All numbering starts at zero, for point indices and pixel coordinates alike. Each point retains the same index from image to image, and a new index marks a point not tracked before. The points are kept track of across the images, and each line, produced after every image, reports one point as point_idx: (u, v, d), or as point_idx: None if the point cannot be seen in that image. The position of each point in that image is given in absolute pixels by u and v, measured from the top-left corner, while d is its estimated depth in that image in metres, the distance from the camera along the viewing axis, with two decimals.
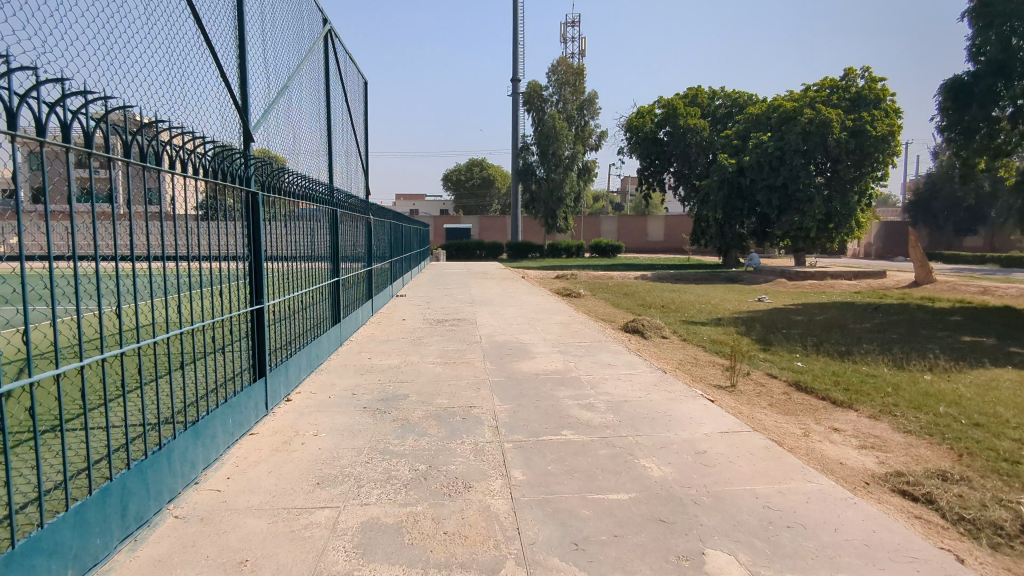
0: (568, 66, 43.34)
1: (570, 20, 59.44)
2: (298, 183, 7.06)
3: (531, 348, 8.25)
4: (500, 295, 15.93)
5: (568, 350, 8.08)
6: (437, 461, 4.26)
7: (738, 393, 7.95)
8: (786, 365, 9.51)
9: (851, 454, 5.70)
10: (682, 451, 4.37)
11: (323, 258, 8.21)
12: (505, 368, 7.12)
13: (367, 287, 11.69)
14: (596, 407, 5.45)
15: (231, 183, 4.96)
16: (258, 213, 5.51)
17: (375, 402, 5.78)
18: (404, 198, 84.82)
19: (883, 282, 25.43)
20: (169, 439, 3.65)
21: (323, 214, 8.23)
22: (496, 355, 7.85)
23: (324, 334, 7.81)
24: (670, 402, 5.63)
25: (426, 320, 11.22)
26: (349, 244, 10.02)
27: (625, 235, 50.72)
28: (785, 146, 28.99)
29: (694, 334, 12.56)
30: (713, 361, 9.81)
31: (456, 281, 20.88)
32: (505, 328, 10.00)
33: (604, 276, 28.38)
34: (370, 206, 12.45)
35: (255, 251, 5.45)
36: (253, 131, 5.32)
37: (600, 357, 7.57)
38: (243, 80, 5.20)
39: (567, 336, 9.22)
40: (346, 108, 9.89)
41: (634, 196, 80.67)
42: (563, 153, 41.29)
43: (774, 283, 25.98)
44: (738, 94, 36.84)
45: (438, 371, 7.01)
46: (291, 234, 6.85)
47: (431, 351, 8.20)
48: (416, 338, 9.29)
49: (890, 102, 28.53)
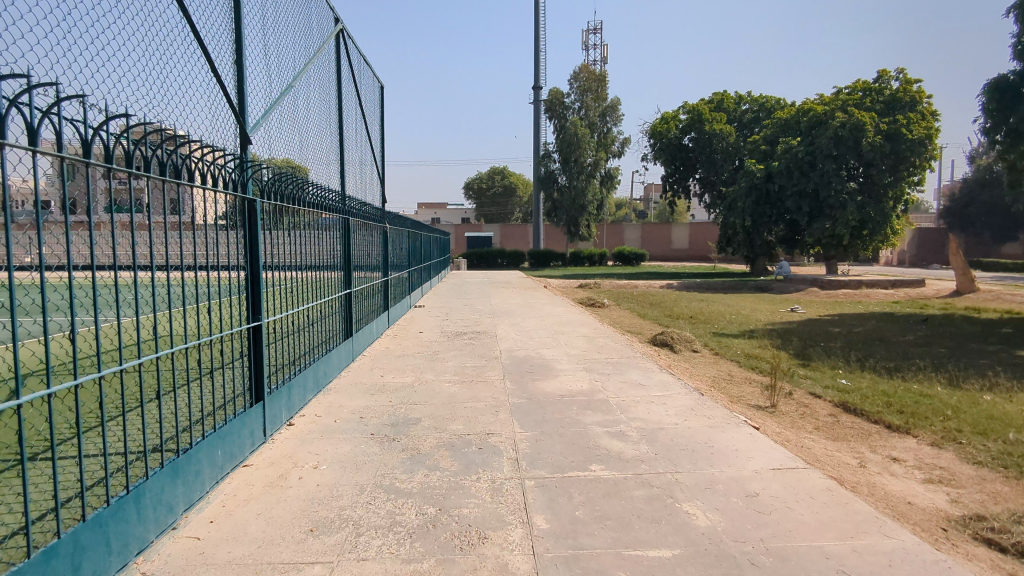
0: (590, 73, 42.88)
1: (592, 28, 59.08)
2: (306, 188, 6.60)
3: (554, 365, 7.69)
4: (521, 306, 15.41)
5: (594, 367, 7.51)
6: (448, 503, 3.74)
7: (780, 415, 7.29)
8: (830, 382, 8.76)
9: (919, 490, 5.02)
10: (730, 494, 3.78)
11: (334, 269, 7.76)
12: (526, 387, 6.58)
13: (383, 298, 11.26)
14: (628, 436, 4.87)
15: (224, 190, 4.50)
16: (257, 221, 5.01)
17: (384, 428, 5.27)
18: (426, 207, 84.83)
19: (921, 291, 24.29)
20: (139, 482, 3.21)
21: (334, 222, 7.78)
22: (517, 373, 7.32)
23: (334, 350, 7.34)
24: (711, 430, 5.02)
25: (444, 333, 10.74)
26: (364, 253, 9.61)
27: (650, 243, 49.85)
28: (816, 151, 28.08)
29: (726, 348, 11.88)
30: (749, 378, 9.15)
31: (477, 291, 20.45)
32: (526, 342, 9.47)
33: (628, 285, 27.74)
34: (386, 215, 12.03)
35: (254, 264, 4.98)
36: (251, 133, 4.89)
37: (629, 376, 6.98)
38: (241, 80, 4.79)
39: (592, 350, 8.64)
40: (360, 114, 9.54)
41: (658, 203, 79.75)
42: (585, 161, 40.73)
43: (806, 292, 25.03)
44: (766, 98, 35.92)
45: (454, 391, 6.50)
46: (300, 244, 6.37)
47: (448, 368, 7.69)
48: (432, 353, 8.79)
49: (927, 104, 27.41)
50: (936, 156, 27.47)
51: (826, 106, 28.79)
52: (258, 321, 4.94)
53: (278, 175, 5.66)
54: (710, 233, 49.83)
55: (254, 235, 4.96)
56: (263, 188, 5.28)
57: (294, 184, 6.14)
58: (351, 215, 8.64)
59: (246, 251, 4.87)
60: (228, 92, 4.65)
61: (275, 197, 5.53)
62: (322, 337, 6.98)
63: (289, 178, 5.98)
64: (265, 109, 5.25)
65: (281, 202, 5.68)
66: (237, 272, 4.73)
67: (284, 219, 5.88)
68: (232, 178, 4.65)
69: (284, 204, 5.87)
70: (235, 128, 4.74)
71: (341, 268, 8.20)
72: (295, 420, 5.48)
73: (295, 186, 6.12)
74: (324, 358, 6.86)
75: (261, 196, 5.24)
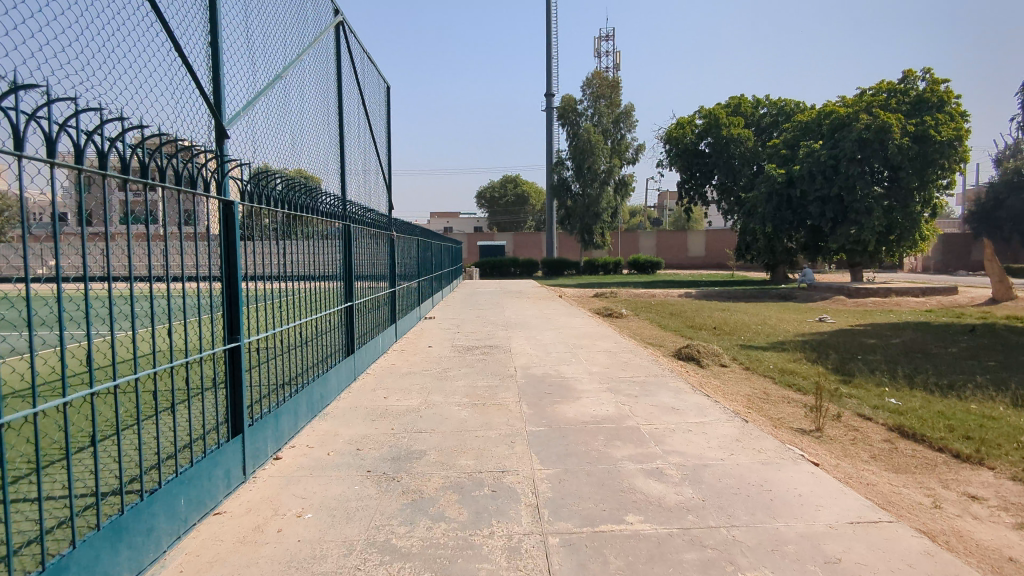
0: (603, 79, 42.28)
1: (604, 35, 58.78)
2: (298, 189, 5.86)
3: (575, 385, 6.94)
4: (536, 317, 14.70)
5: (619, 387, 6.76)
6: (453, 569, 3.04)
7: (829, 441, 6.50)
8: (879, 402, 7.95)
9: (1014, 539, 4.21)
10: (803, 558, 3.04)
11: (333, 280, 7.09)
12: (545, 412, 5.84)
13: (389, 310, 10.63)
14: (668, 477, 4.13)
15: (196, 192, 3.85)
16: (237, 227, 4.30)
17: (384, 463, 4.58)
18: (439, 217, 84.67)
19: (955, 299, 23.20)
20: (67, 554, 2.59)
21: (333, 229, 7.12)
22: (534, 394, 6.59)
23: (332, 368, 6.65)
24: (766, 469, 4.25)
25: (455, 348, 10.07)
26: (368, 262, 8.96)
27: (665, 251, 48.98)
28: (839, 154, 27.21)
29: (757, 362, 11.10)
30: (788, 397, 8.35)
31: (489, 301, 19.77)
32: (543, 358, 8.75)
33: (645, 294, 26.94)
34: (393, 221, 11.40)
35: (230, 277, 4.26)
36: (229, 126, 4.23)
37: (659, 399, 6.22)
38: (217, 67, 4.17)
39: (614, 367, 7.90)
40: (364, 115, 8.94)
41: (672, 211, 78.92)
42: (599, 167, 40.02)
43: (833, 300, 24.04)
44: (784, 102, 35.05)
45: (464, 417, 5.79)
46: (292, 253, 5.70)
47: (459, 388, 6.99)
48: (441, 371, 8.10)
49: (956, 104, 26.42)
50: (967, 158, 26.41)
51: (850, 108, 27.90)
52: (237, 342, 4.24)
53: (267, 175, 5.00)
54: (728, 240, 48.80)
55: (233, 243, 4.26)
56: (263, 195, 4.89)
57: (286, 188, 5.49)
58: (353, 222, 7.99)
59: (223, 259, 4.18)
60: (201, 83, 4.03)
61: (264, 202, 4.90)
62: (317, 354, 6.27)
63: (284, 180, 5.41)
64: (246, 103, 4.60)
65: (270, 207, 5.02)
66: (212, 283, 4.03)
67: (274, 224, 5.23)
68: (204, 178, 3.97)
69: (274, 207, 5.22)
70: (210, 121, 4.07)
71: (341, 279, 7.55)
72: (282, 454, 4.79)
73: (286, 187, 5.47)
74: (320, 380, 6.16)
75: (248, 201, 4.63)
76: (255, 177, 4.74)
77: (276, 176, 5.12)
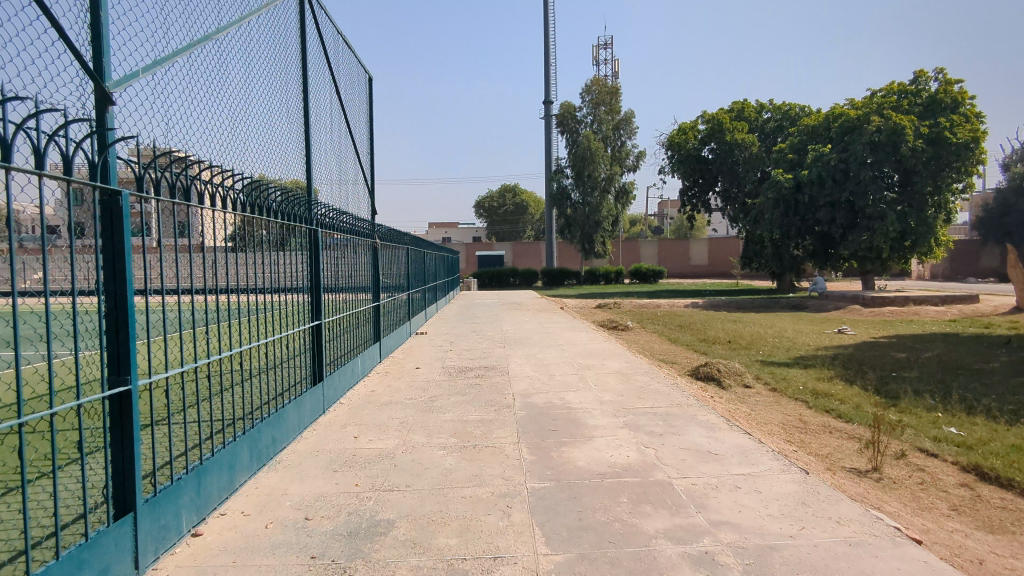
0: (602, 85, 41.48)
1: (604, 43, 58.66)
2: (274, 194, 5.60)
3: (584, 420, 5.75)
4: (537, 332, 13.54)
5: (638, 423, 5.59)
6: None
7: (895, 487, 5.31)
8: (938, 433, 6.79)
9: None
10: None
11: (297, 291, 6.09)
12: (550, 459, 4.65)
13: (374, 328, 9.55)
14: (725, 570, 2.96)
15: (50, 175, 2.64)
16: (127, 226, 3.06)
17: (335, 544, 3.40)
18: (438, 227, 83.54)
19: (978, 308, 22.03)
20: None
21: (299, 236, 6.18)
22: (536, 432, 5.40)
23: (293, 401, 5.52)
24: (858, 555, 3.07)
25: (446, 369, 8.93)
26: (345, 273, 7.90)
27: (667, 260, 47.93)
28: (849, 158, 26.25)
29: (785, 381, 9.93)
30: (830, 428, 7.21)
31: (487, 314, 18.59)
32: (547, 383, 7.61)
33: (651, 304, 25.79)
34: (379, 229, 10.35)
35: (114, 299, 3.04)
36: (116, 90, 3.12)
37: (690, 440, 5.04)
38: (97, 12, 3.06)
39: (630, 395, 6.73)
40: (338, 103, 7.85)
41: (673, 220, 77.75)
42: (599, 175, 38.99)
43: (848, 310, 22.88)
44: (788, 106, 34.15)
45: (449, 465, 4.63)
46: (237, 265, 4.88)
47: (446, 424, 5.81)
48: (426, 399, 6.93)
49: (970, 105, 25.45)
50: (984, 160, 25.36)
51: (860, 110, 26.97)
52: (128, 385, 3.05)
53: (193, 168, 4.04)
54: (731, 248, 47.74)
55: (122, 248, 3.03)
56: (260, 206, 5.24)
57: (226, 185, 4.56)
58: (324, 227, 6.97)
59: (102, 271, 2.97)
60: (65, 32, 2.90)
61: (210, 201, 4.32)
62: (268, 387, 5.17)
63: (230, 173, 4.55)
64: (151, 64, 3.47)
65: (185, 202, 4.03)
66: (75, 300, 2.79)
67: (212, 230, 4.51)
68: (65, 156, 2.77)
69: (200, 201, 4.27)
70: (86, 83, 2.94)
71: (308, 293, 6.50)
72: (203, 530, 3.61)
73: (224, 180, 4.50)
74: (276, 420, 5.04)
75: (240, 209, 4.84)
76: (251, 187, 5.01)
77: (274, 188, 5.49)
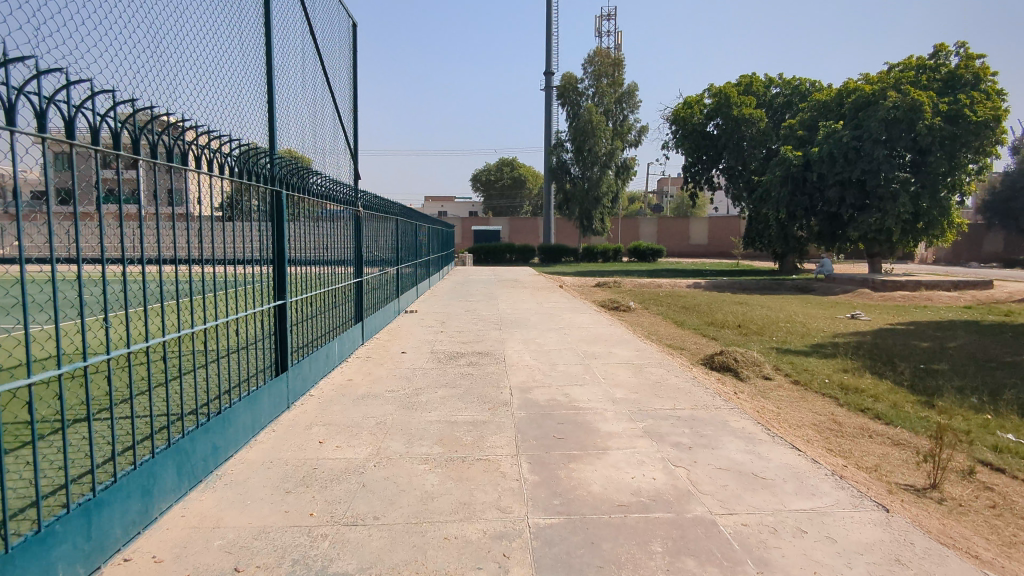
0: (605, 57, 39.97)
1: (606, 14, 56.78)
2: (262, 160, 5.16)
3: (595, 425, 4.83)
4: (535, 312, 12.59)
5: (660, 430, 4.67)
6: None
7: (965, 512, 4.40)
8: (996, 441, 5.89)
9: None
10: None
11: (257, 263, 5.20)
12: (557, 482, 3.71)
13: (356, 305, 8.60)
14: None
15: None
16: None
17: None
18: (433, 198, 81.91)
19: (993, 295, 21.21)
20: None
21: (262, 202, 5.27)
22: (538, 442, 4.46)
23: (245, 399, 4.53)
24: None
25: (434, 355, 7.99)
26: (321, 244, 6.94)
27: (665, 238, 46.96)
28: (863, 135, 25.03)
29: (807, 373, 9.01)
30: (868, 431, 6.31)
31: (481, 291, 17.60)
32: (548, 374, 6.68)
33: (652, 284, 24.84)
34: (365, 197, 9.32)
35: None
36: None
37: (729, 456, 4.13)
38: None
39: (645, 393, 5.82)
40: (312, 47, 6.78)
41: (673, 198, 76.37)
42: (600, 149, 37.70)
43: (856, 294, 22.02)
44: (798, 81, 32.84)
45: (432, 488, 3.69)
46: (207, 235, 4.42)
47: (430, 427, 4.87)
48: (410, 393, 5.98)
49: (991, 82, 24.31)
50: (1003, 140, 24.25)
51: (875, 85, 25.75)
52: None
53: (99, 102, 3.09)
54: (732, 228, 46.72)
55: None
56: (240, 169, 4.74)
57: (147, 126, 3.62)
58: (293, 190, 5.93)
59: None
60: None
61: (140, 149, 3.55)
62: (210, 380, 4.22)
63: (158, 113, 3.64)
64: None
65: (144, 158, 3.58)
66: None
67: (169, 185, 3.95)
68: None
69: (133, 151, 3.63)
70: None
71: (271, 266, 5.49)
72: None
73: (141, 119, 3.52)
74: (221, 423, 4.08)
75: (226, 174, 4.53)
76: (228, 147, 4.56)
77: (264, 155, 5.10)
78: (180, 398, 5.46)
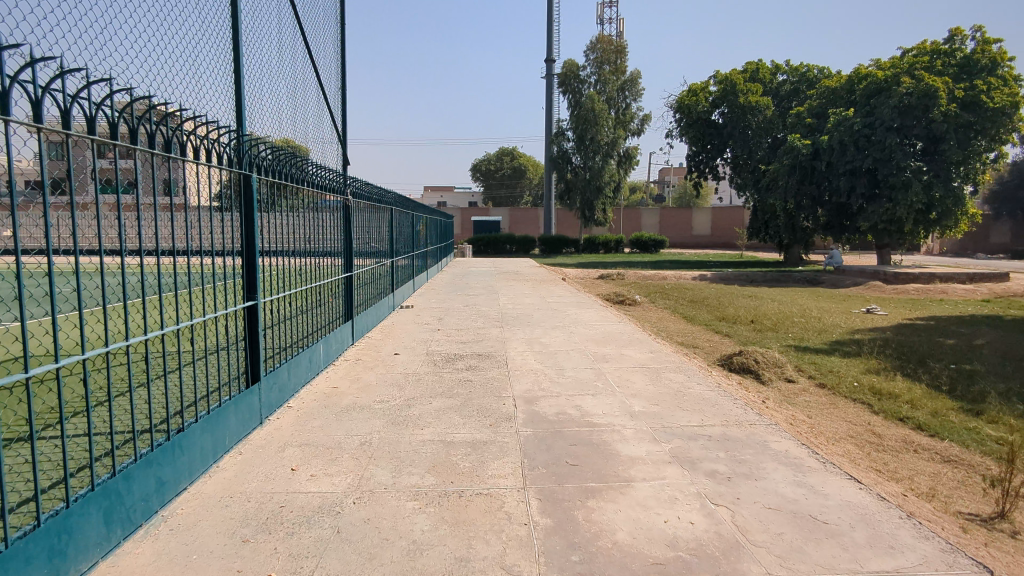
0: (607, 44, 38.96)
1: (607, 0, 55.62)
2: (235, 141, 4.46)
3: (614, 447, 4.16)
4: (537, 307, 11.91)
5: (690, 455, 3.99)
6: None
7: None
8: None
9: None
10: None
11: (224, 257, 4.46)
12: (574, 529, 3.03)
13: (345, 302, 7.90)
14: None
15: None
16: None
17: None
18: (433, 189, 80.83)
19: (1009, 288, 20.48)
20: None
21: (235, 189, 4.54)
22: (549, 470, 3.78)
23: (206, 420, 3.85)
24: None
25: (430, 357, 7.29)
26: (304, 235, 6.21)
27: (667, 229, 46.16)
28: (875, 123, 24.12)
29: (833, 375, 8.33)
30: (914, 445, 5.63)
31: (481, 285, 16.89)
32: (555, 381, 6.00)
33: (657, 276, 24.18)
34: (357, 184, 8.60)
35: None
36: None
37: (778, 491, 3.45)
38: None
39: (667, 405, 5.13)
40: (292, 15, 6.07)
41: (675, 189, 75.28)
42: (602, 138, 36.91)
43: (868, 287, 21.30)
44: (806, 67, 31.95)
45: (422, 536, 3.01)
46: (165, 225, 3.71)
47: (423, 449, 4.18)
48: (401, 404, 5.28)
49: (1009, 68, 23.46)
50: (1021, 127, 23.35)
51: (888, 71, 24.84)
52: None
53: None
54: (735, 218, 45.92)
55: None
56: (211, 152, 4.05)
57: (85, 96, 2.87)
58: (272, 175, 5.21)
59: None
60: None
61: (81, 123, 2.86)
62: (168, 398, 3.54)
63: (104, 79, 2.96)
64: None
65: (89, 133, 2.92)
66: None
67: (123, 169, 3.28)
68: None
69: (125, 140, 3.27)
70: None
71: (240, 258, 4.72)
72: None
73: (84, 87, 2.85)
74: (170, 452, 3.40)
75: (194, 157, 3.84)
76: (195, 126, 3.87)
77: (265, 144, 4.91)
78: (137, 414, 4.75)
